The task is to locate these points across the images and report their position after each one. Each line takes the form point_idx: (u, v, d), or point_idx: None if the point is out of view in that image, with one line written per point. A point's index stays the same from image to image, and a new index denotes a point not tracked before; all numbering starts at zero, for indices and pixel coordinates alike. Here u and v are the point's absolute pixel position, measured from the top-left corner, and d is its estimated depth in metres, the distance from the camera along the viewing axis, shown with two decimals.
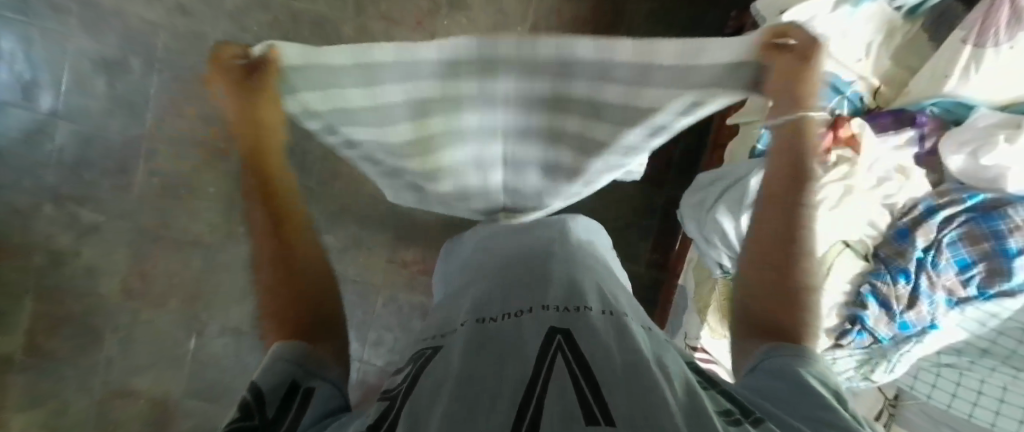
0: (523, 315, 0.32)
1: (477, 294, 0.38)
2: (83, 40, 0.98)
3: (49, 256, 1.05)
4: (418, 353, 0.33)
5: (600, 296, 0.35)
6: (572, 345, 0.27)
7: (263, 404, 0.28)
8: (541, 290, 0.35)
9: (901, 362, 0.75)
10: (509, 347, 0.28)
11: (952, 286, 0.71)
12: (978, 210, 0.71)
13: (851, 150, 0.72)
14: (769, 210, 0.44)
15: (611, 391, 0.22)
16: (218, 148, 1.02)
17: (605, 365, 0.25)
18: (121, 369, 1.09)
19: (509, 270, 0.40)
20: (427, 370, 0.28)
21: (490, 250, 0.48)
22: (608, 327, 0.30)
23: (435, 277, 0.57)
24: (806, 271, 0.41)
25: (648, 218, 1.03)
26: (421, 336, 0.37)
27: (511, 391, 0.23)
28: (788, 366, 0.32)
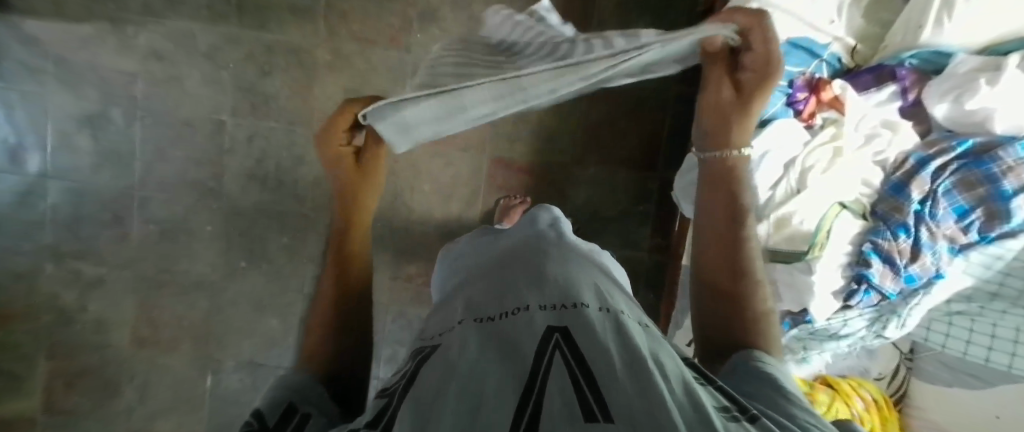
0: (520, 314, 0.32)
1: (474, 295, 0.38)
2: (62, 96, 0.99)
3: (56, 315, 1.06)
4: (416, 352, 0.33)
5: (597, 293, 0.35)
6: (570, 342, 0.28)
7: (264, 420, 0.30)
8: (537, 288, 0.35)
9: (914, 315, 0.74)
10: (507, 345, 0.29)
11: (953, 234, 0.71)
12: (969, 156, 0.71)
13: (836, 111, 0.75)
14: (712, 224, 0.46)
15: (610, 389, 0.23)
16: (211, 188, 1.03)
17: (602, 361, 0.26)
18: (141, 418, 1.09)
19: (503, 271, 0.40)
20: (425, 369, 0.28)
21: (483, 255, 0.48)
22: (604, 324, 0.30)
23: (434, 279, 0.56)
24: (752, 274, 0.44)
25: (644, 202, 1.03)
26: (419, 336, 0.37)
27: (510, 388, 0.24)
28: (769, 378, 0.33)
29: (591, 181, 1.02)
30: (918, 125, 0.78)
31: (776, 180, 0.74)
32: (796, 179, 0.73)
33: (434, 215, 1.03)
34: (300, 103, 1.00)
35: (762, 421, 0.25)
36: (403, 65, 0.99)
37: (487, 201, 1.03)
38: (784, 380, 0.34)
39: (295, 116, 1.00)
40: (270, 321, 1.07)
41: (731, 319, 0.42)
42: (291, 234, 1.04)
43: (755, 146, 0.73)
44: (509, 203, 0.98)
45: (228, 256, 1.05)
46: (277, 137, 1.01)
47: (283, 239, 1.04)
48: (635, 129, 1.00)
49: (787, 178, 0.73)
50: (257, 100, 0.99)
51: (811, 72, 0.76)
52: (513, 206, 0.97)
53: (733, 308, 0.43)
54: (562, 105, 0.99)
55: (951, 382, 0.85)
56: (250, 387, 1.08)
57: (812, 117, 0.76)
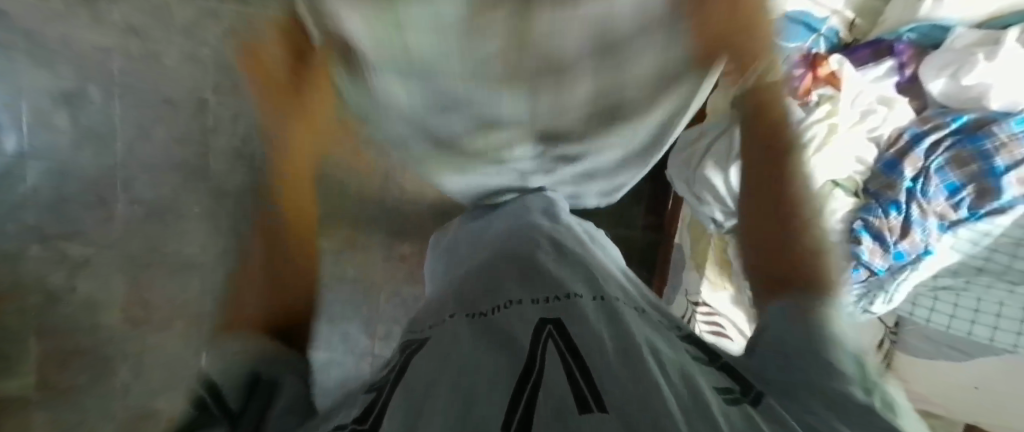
0: (513, 307, 0.32)
1: (467, 285, 0.38)
2: (36, 73, 0.95)
3: (43, 297, 1.04)
4: (405, 346, 0.33)
5: (589, 281, 0.36)
6: (562, 333, 0.28)
7: (219, 396, 0.32)
8: (530, 282, 0.35)
9: (900, 291, 0.76)
10: (499, 338, 0.28)
11: (943, 210, 0.71)
12: (964, 132, 0.71)
13: (831, 87, 0.73)
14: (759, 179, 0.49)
15: (603, 380, 0.23)
16: (197, 168, 1.01)
17: (594, 350, 0.26)
18: (136, 397, 1.08)
19: (494, 263, 0.40)
20: (414, 366, 0.28)
21: (479, 246, 0.47)
22: (596, 312, 0.30)
23: (428, 270, 0.58)
24: (801, 226, 0.46)
25: (638, 180, 1.01)
26: (409, 328, 0.37)
27: (502, 382, 0.24)
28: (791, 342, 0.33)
29: None
30: (915, 101, 0.76)
31: None
32: None
33: (427, 194, 1.03)
34: None
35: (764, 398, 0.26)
36: None
37: None
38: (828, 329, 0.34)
39: None
40: None
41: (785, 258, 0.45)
42: None
43: None
44: None
45: (218, 236, 1.03)
46: None
47: None
48: None
49: None
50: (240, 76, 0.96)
51: (808, 47, 0.75)
52: None
53: (782, 253, 0.45)
54: None
55: (932, 354, 0.88)
56: None
57: (808, 94, 0.73)
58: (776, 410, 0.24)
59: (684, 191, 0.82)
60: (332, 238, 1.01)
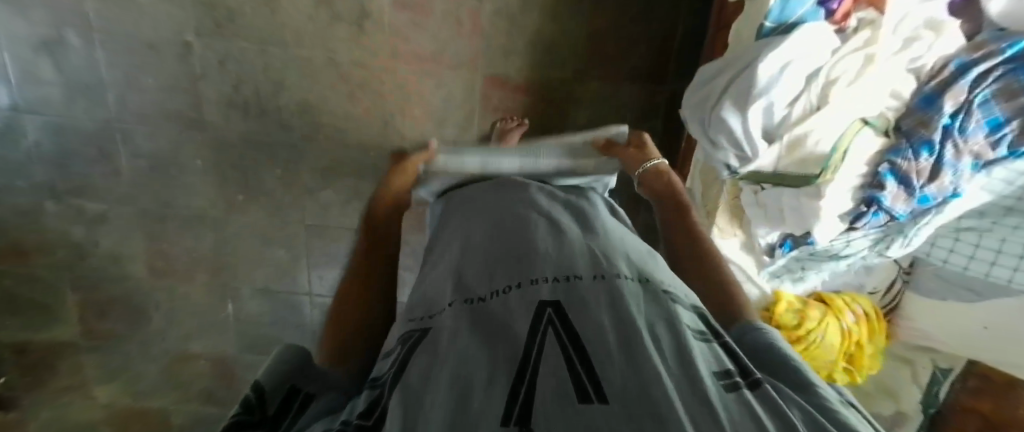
0: (512, 293, 0.32)
1: (468, 267, 0.37)
2: (10, 20, 0.89)
3: (71, 250, 1.09)
4: (407, 336, 0.32)
5: (591, 259, 0.35)
6: (562, 320, 0.27)
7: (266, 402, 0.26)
8: (528, 263, 0.35)
9: (920, 235, 0.73)
10: (499, 327, 0.28)
11: (980, 150, 0.66)
12: (1019, 60, 0.63)
13: (874, 10, 0.66)
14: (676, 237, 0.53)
15: (603, 368, 0.22)
16: (191, 119, 0.98)
17: (594, 339, 0.25)
18: (175, 339, 1.18)
19: (492, 242, 0.40)
20: (415, 356, 0.28)
21: (478, 220, 0.46)
22: (598, 294, 0.30)
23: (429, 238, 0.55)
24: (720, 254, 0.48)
25: (651, 120, 0.96)
26: (407, 314, 0.36)
27: (503, 375, 0.23)
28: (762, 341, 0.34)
29: (594, 100, 0.95)
30: (967, 24, 0.68)
31: (795, 96, 0.66)
32: (817, 94, 0.65)
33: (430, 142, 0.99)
34: (267, 19, 0.89)
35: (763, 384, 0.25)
36: None
37: (483, 124, 0.97)
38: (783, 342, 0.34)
39: (265, 34, 0.90)
40: (277, 251, 1.10)
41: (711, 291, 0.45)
42: (284, 165, 1.01)
43: (779, 55, 0.64)
44: (506, 126, 0.93)
45: (224, 189, 1.03)
46: (250, 59, 0.92)
47: (277, 171, 1.02)
48: (645, 35, 0.90)
49: (808, 93, 0.66)
50: (221, 16, 0.89)
51: None
52: (510, 129, 0.92)
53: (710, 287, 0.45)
54: (563, 10, 0.89)
55: (945, 295, 0.87)
56: (270, 310, 1.15)
57: (845, 19, 0.67)
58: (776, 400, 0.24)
59: (698, 133, 0.77)
60: (337, 190, 1.03)
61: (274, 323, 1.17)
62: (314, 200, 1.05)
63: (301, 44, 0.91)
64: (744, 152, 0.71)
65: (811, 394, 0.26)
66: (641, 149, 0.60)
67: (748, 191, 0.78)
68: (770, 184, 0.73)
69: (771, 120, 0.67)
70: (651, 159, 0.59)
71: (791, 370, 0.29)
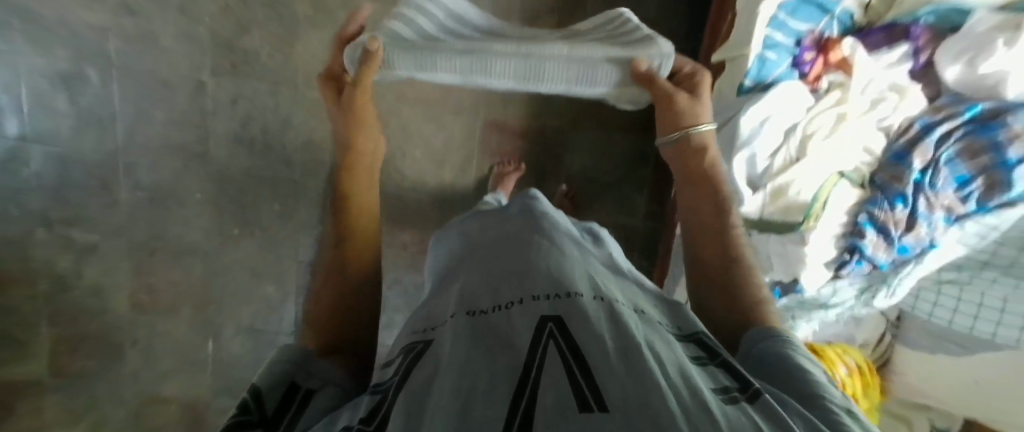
0: (514, 308, 0.32)
1: (470, 283, 0.37)
2: (32, 56, 0.93)
3: (52, 283, 1.05)
4: (409, 347, 0.33)
5: (591, 282, 0.35)
6: (564, 333, 0.28)
7: (263, 402, 0.28)
8: (529, 279, 0.35)
9: (903, 286, 0.75)
10: (500, 340, 0.28)
11: (951, 204, 0.70)
12: (977, 122, 0.69)
13: (843, 73, 0.72)
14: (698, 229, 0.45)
15: (604, 378, 0.23)
16: (197, 152, 1.00)
17: (595, 351, 0.26)
18: (148, 381, 1.11)
19: (492, 258, 0.40)
20: (418, 366, 0.28)
21: (479, 239, 0.47)
22: (598, 311, 0.30)
23: (428, 260, 0.57)
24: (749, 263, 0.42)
25: (641, 168, 1.01)
26: (410, 327, 0.37)
27: (504, 384, 0.24)
28: (768, 351, 0.33)
29: (587, 147, 1.00)
30: (927, 88, 0.75)
31: (775, 148, 0.71)
32: (796, 147, 0.70)
33: (428, 182, 1.02)
34: (282, 63, 0.96)
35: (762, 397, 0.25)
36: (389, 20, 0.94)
37: (480, 167, 1.01)
38: (799, 352, 0.33)
39: (280, 76, 0.97)
40: (267, 287, 1.08)
41: (734, 304, 0.40)
42: (282, 200, 1.04)
43: (759, 110, 0.69)
44: (503, 170, 0.97)
45: (221, 222, 1.04)
46: (261, 99, 0.97)
47: (276, 206, 1.04)
48: None
49: (787, 145, 0.70)
50: (237, 58, 0.95)
51: (820, 31, 0.73)
52: (507, 174, 0.96)
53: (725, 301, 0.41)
54: None
55: (934, 350, 0.88)
56: (253, 349, 1.12)
57: (817, 81, 0.73)
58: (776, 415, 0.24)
59: None
60: None
61: (254, 365, 1.12)
62: (310, 235, 1.06)
63: (311, 87, 0.98)
64: None
65: (817, 407, 0.26)
66: (692, 100, 0.46)
67: None
68: (758, 230, 0.75)
69: (754, 170, 0.72)
70: (698, 123, 0.46)
71: (800, 382, 0.29)
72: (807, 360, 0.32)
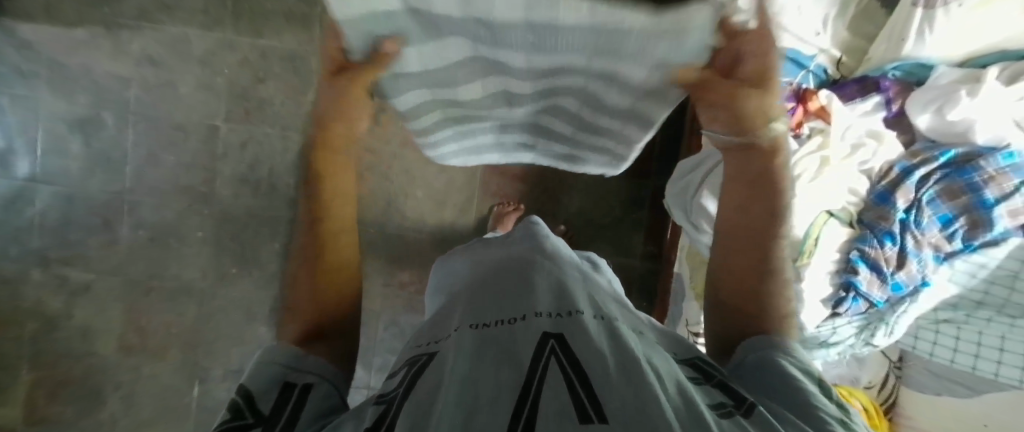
0: (517, 322, 0.32)
1: (474, 303, 0.38)
2: (56, 102, 0.99)
3: (41, 322, 1.04)
4: (412, 359, 0.33)
5: (592, 304, 0.36)
6: (566, 349, 0.28)
7: (255, 406, 0.30)
8: (532, 297, 0.35)
9: (900, 324, 0.75)
10: (503, 350, 0.28)
11: (938, 242, 0.72)
12: (952, 166, 0.73)
13: (822, 120, 0.76)
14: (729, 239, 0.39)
15: (603, 389, 0.23)
16: (202, 193, 1.02)
17: (596, 364, 0.26)
18: (127, 427, 1.07)
19: (494, 280, 0.41)
20: (422, 377, 0.28)
21: (481, 263, 0.47)
22: (599, 329, 0.31)
23: (429, 287, 0.57)
24: (778, 272, 0.39)
25: (637, 209, 1.03)
26: (413, 345, 0.37)
27: (507, 393, 0.23)
28: (762, 363, 0.33)
29: (584, 189, 1.03)
30: (903, 134, 0.79)
31: None
32: None
33: (428, 222, 1.03)
34: (293, 109, 1.00)
35: (757, 410, 0.26)
36: None
37: (480, 207, 1.03)
38: (789, 362, 0.33)
39: (289, 122, 1.00)
40: (260, 328, 1.06)
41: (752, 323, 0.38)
42: (282, 241, 1.04)
43: None
44: (502, 210, 1.00)
45: (219, 262, 1.04)
46: (270, 142, 1.01)
47: (275, 245, 1.04)
48: None
49: None
50: (250, 105, 1.00)
51: (797, 83, 0.78)
52: (507, 213, 0.99)
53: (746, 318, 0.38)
54: None
55: (938, 390, 0.86)
56: None
57: (800, 126, 0.77)
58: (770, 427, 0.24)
59: (682, 220, 0.83)
60: None
61: None
62: None
63: None
64: None
65: (809, 422, 0.26)
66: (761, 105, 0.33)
67: None
68: None
69: None
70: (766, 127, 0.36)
71: (794, 395, 0.29)
72: (799, 372, 0.32)
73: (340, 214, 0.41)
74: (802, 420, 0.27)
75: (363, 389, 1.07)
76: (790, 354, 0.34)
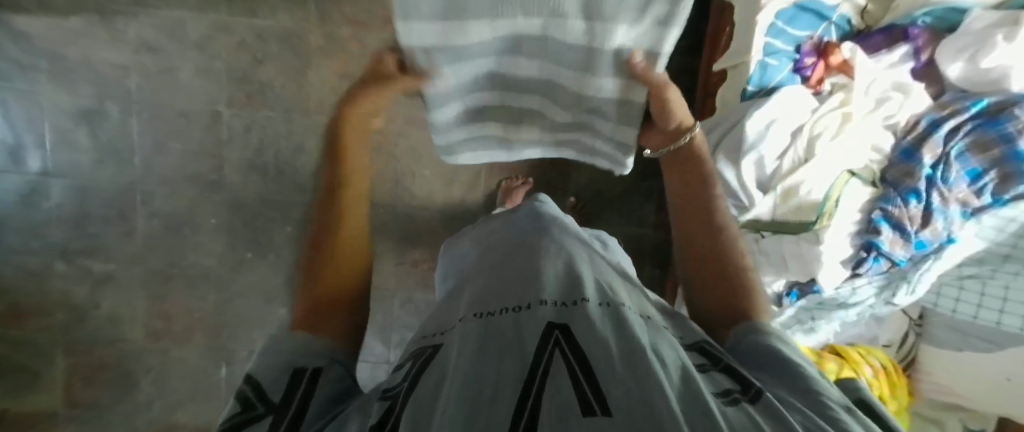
0: (522, 311, 0.31)
1: (477, 289, 0.37)
2: (58, 94, 0.98)
3: (69, 313, 1.08)
4: (418, 351, 0.33)
5: (597, 288, 0.35)
6: (572, 341, 0.27)
7: (266, 397, 0.29)
8: (536, 283, 0.34)
9: (924, 282, 0.74)
10: (508, 342, 0.27)
11: (965, 197, 0.70)
12: (984, 116, 0.69)
13: (844, 76, 0.73)
14: (687, 227, 0.43)
15: (608, 382, 0.22)
16: (211, 180, 1.02)
17: (601, 356, 0.25)
18: (162, 407, 1.12)
19: (498, 265, 0.40)
20: (429, 370, 0.28)
21: (485, 247, 0.47)
22: (604, 318, 0.30)
23: (437, 273, 0.56)
24: (737, 254, 0.41)
25: (649, 177, 1.01)
26: (420, 334, 0.37)
27: (510, 387, 0.23)
28: (758, 341, 0.33)
29: None
30: (931, 86, 0.75)
31: (782, 150, 0.71)
32: (803, 148, 0.70)
33: (437, 200, 1.03)
34: (294, 91, 0.98)
35: (762, 395, 0.25)
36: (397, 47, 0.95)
37: (489, 183, 1.02)
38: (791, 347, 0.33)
39: (292, 104, 0.98)
40: (279, 310, 1.08)
41: (723, 299, 0.39)
42: (293, 224, 1.04)
43: (764, 114, 0.69)
44: (512, 184, 0.98)
45: (234, 248, 1.05)
46: (274, 126, 1.00)
47: (287, 229, 1.04)
48: None
49: (794, 147, 0.70)
50: (251, 89, 0.98)
51: (819, 36, 0.74)
52: (515, 187, 0.97)
53: (717, 294, 0.40)
54: None
55: (959, 345, 0.85)
56: None
57: (820, 84, 0.74)
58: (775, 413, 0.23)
59: None
60: None
61: None
62: None
63: (322, 113, 0.99)
64: (742, 202, 0.75)
65: (813, 400, 0.26)
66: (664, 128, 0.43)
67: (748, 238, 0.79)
68: (771, 232, 0.75)
69: (763, 173, 0.72)
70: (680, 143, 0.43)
71: (794, 371, 0.29)
72: (796, 353, 0.32)
73: (358, 192, 0.43)
74: (798, 396, 0.27)
75: (383, 365, 1.10)
76: (786, 339, 0.34)
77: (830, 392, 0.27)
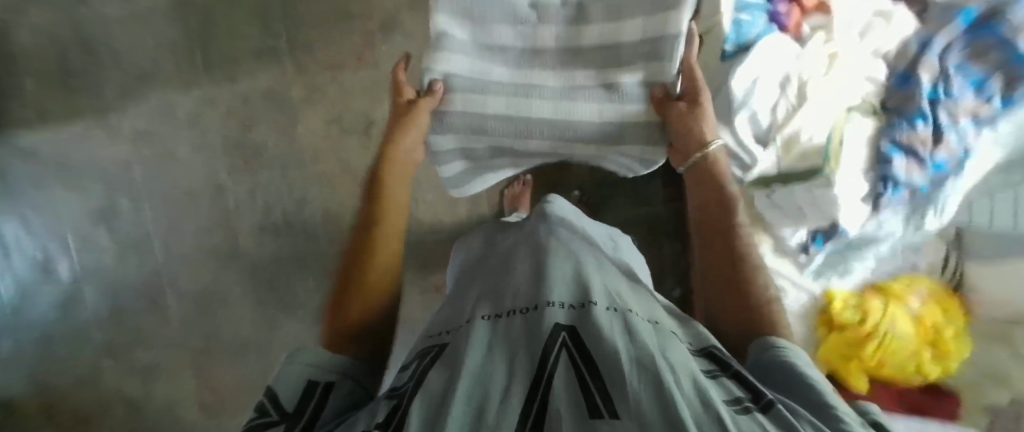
0: (529, 313, 0.31)
1: (482, 295, 0.37)
2: (72, 199, 1.02)
3: (125, 409, 1.08)
4: (424, 350, 0.33)
5: (607, 293, 0.34)
6: (578, 344, 0.26)
7: (280, 405, 0.32)
8: (545, 286, 0.34)
9: (949, 201, 0.69)
10: (516, 345, 0.27)
11: (974, 108, 0.66)
12: (976, 25, 0.67)
13: (822, 16, 0.72)
14: (703, 234, 0.47)
15: (618, 390, 0.21)
16: (229, 250, 1.05)
17: (608, 360, 0.24)
18: None
19: (502, 271, 0.40)
20: (435, 367, 0.28)
21: (487, 254, 0.47)
22: (613, 319, 0.29)
23: (450, 271, 0.57)
24: (752, 264, 0.43)
25: None
26: (426, 333, 0.38)
27: (513, 395, 0.23)
28: (776, 362, 0.33)
29: None
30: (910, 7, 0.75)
31: (775, 101, 0.71)
32: (794, 95, 0.70)
33: (445, 221, 1.04)
34: (287, 146, 1.01)
35: (778, 406, 0.24)
36: (376, 82, 1.01)
37: (492, 195, 1.03)
38: (807, 367, 0.32)
39: (288, 160, 1.02)
40: None
41: (731, 298, 0.42)
42: (314, 274, 1.06)
43: (748, 71, 0.68)
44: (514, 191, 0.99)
45: (264, 310, 1.07)
46: (276, 185, 1.02)
47: (310, 281, 1.06)
48: None
49: (786, 96, 0.70)
50: (247, 154, 1.01)
51: None
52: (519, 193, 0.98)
53: (726, 296, 0.42)
54: None
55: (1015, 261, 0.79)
56: None
57: (798, 27, 0.73)
58: (791, 424, 0.23)
59: None
60: None
61: None
62: None
63: (318, 161, 1.02)
64: (744, 161, 0.72)
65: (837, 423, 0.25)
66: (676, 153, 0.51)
67: (760, 199, 0.76)
68: (781, 184, 0.73)
69: (760, 127, 0.71)
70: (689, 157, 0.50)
71: (813, 394, 0.29)
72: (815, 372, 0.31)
73: (390, 226, 0.50)
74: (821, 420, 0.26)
75: None
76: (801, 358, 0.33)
77: (847, 414, 0.26)
